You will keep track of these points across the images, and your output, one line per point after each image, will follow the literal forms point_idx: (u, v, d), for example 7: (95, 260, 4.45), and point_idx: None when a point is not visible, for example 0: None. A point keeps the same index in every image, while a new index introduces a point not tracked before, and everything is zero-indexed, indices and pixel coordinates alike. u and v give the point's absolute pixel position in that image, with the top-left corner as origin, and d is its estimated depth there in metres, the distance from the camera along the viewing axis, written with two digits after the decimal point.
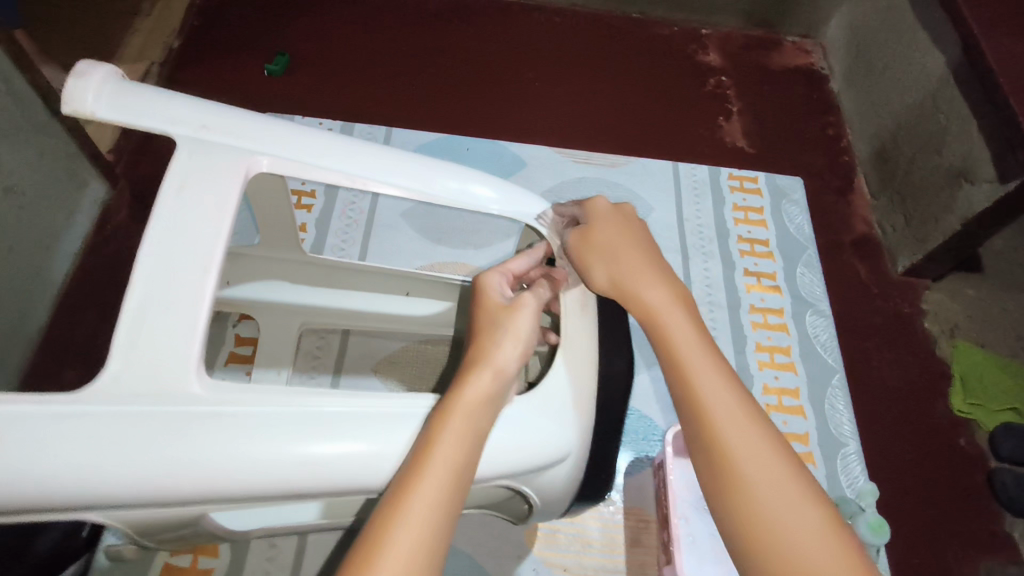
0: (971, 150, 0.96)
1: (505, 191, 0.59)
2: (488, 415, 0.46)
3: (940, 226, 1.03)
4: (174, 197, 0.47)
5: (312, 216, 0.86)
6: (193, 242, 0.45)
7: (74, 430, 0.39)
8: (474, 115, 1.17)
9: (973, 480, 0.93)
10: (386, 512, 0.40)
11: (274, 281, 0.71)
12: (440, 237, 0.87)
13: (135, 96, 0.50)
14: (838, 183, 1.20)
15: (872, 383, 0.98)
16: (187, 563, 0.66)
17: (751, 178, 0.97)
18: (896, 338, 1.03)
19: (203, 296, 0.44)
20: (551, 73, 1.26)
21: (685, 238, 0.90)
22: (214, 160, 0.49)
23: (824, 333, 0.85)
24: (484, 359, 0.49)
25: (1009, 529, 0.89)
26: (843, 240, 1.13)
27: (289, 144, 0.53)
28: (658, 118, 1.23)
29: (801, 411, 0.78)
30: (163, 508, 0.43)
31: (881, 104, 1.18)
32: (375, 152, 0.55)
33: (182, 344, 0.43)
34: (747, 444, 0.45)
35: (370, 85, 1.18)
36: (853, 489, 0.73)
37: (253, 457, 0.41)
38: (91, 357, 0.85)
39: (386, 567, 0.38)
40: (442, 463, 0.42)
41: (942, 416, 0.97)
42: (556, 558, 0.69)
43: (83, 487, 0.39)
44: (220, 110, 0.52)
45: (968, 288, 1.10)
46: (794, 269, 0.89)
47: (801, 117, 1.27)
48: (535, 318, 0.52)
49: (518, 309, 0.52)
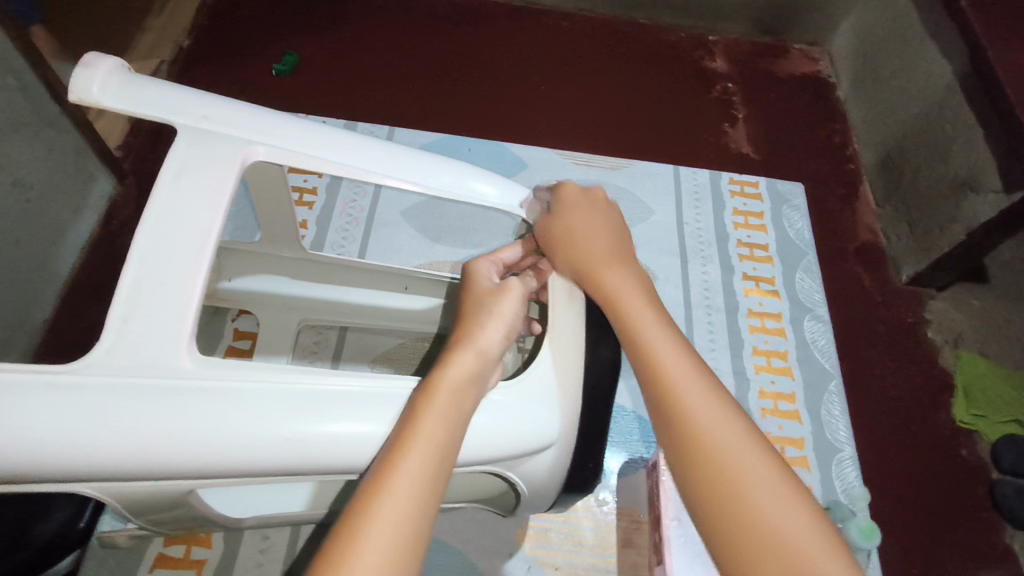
0: (977, 159, 0.96)
1: (503, 188, 0.60)
2: (473, 395, 0.47)
3: (944, 235, 1.02)
4: (171, 181, 0.47)
5: (312, 213, 0.86)
6: (190, 224, 0.46)
7: (65, 402, 0.40)
8: (479, 116, 1.18)
9: (973, 490, 0.92)
10: (369, 487, 0.41)
11: (273, 275, 0.72)
12: (440, 236, 0.87)
13: (140, 85, 0.51)
14: (841, 190, 1.20)
15: (872, 390, 0.98)
16: (180, 554, 0.66)
17: (752, 182, 0.98)
18: (897, 346, 1.03)
19: (196, 275, 0.45)
20: (557, 76, 1.26)
21: (685, 241, 0.90)
22: (213, 147, 0.50)
23: (822, 338, 0.84)
24: (470, 340, 0.49)
25: (1009, 541, 0.89)
26: (846, 247, 1.13)
27: (288, 136, 0.53)
28: (663, 123, 1.23)
29: (797, 416, 0.78)
30: (157, 486, 0.44)
31: (886, 112, 1.18)
32: (373, 146, 0.56)
33: (173, 323, 0.43)
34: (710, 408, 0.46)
35: (376, 86, 1.19)
36: (848, 494, 0.73)
37: (246, 440, 0.42)
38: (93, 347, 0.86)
39: (370, 544, 0.38)
40: (426, 440, 0.43)
41: (944, 425, 0.97)
42: (547, 556, 0.69)
43: (76, 461, 0.40)
44: (222, 102, 0.53)
45: (972, 298, 1.10)
46: (793, 274, 0.89)
47: (806, 124, 1.27)
48: (521, 303, 0.53)
49: (505, 293, 0.53)
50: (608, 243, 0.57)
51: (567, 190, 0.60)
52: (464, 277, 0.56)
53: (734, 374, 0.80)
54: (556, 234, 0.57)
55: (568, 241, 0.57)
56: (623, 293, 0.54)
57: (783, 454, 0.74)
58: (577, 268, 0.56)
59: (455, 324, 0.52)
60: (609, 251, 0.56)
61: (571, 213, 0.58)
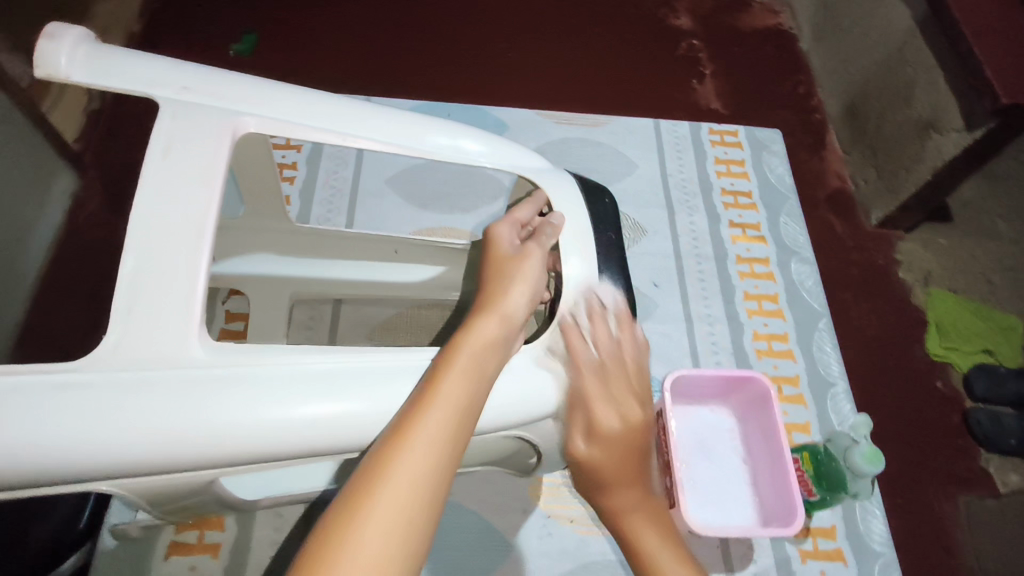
0: (938, 100, 0.97)
1: (493, 145, 0.60)
2: (497, 359, 0.48)
3: (911, 175, 1.05)
4: (160, 160, 0.46)
5: (294, 187, 0.85)
6: (183, 206, 0.45)
7: (75, 400, 0.39)
8: (450, 85, 1.16)
9: (951, 419, 0.96)
10: (392, 437, 0.41)
11: (260, 251, 0.70)
12: (426, 203, 0.86)
13: (111, 60, 0.50)
14: (810, 139, 1.22)
15: (851, 331, 1.01)
16: (193, 539, 0.65)
17: (731, 132, 0.98)
18: (873, 288, 1.06)
19: (199, 257, 0.44)
20: (523, 41, 1.25)
21: (670, 193, 0.91)
22: (199, 122, 0.48)
23: (810, 279, 0.86)
24: (493, 306, 0.50)
25: (985, 464, 0.93)
26: (818, 194, 1.15)
27: (270, 105, 0.52)
28: (634, 82, 1.23)
29: (791, 355, 0.80)
30: (182, 476, 0.44)
31: (849, 60, 1.20)
32: (360, 110, 0.55)
33: (180, 310, 0.42)
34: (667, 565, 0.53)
35: (341, 60, 1.16)
36: (845, 426, 0.75)
37: (261, 416, 0.42)
38: (73, 347, 0.82)
39: (390, 492, 0.39)
40: (448, 400, 0.43)
41: (918, 360, 1.00)
42: (561, 509, 0.70)
43: (84, 454, 0.39)
44: (202, 71, 0.52)
45: (939, 236, 1.13)
46: (777, 218, 0.91)
47: (772, 75, 1.29)
48: (542, 269, 0.54)
49: (526, 258, 0.54)
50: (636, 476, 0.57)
51: (608, 415, 0.55)
52: (485, 242, 0.57)
53: (727, 319, 0.82)
54: (586, 468, 0.56)
55: (597, 484, 0.57)
56: (642, 526, 0.55)
57: (779, 392, 0.77)
58: (601, 502, 0.57)
59: (479, 290, 0.53)
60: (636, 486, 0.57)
61: (600, 447, 0.55)
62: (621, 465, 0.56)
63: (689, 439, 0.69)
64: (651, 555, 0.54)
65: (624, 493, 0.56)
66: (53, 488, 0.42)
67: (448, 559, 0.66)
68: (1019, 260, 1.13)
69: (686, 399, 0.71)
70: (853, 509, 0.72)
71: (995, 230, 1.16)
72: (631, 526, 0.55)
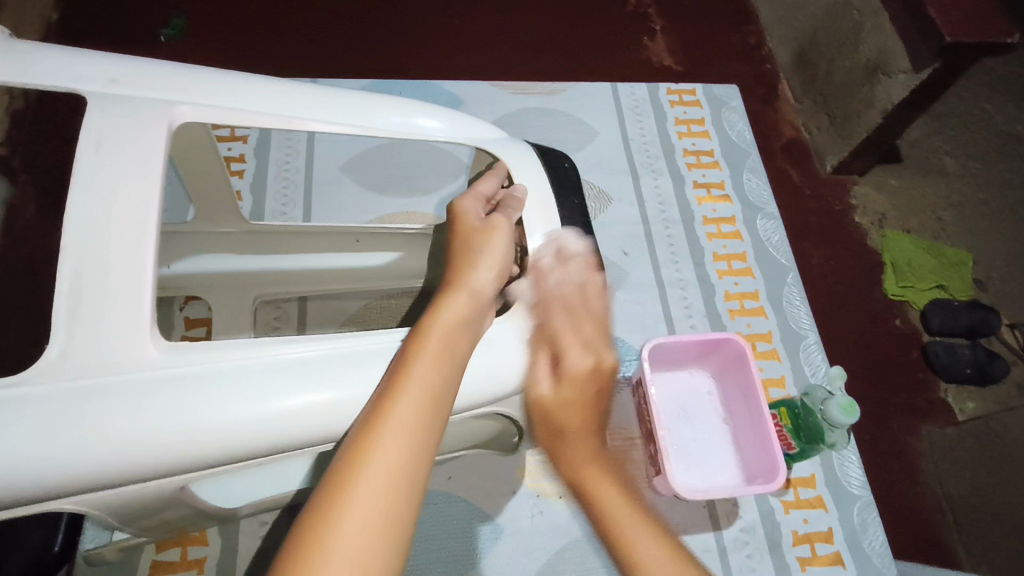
0: (885, 42, 0.97)
1: (449, 119, 0.57)
2: (467, 339, 0.46)
3: (862, 120, 1.05)
4: (90, 156, 0.43)
5: (245, 181, 0.81)
6: (121, 207, 0.42)
7: (27, 421, 0.37)
8: (397, 59, 1.11)
9: (913, 355, 0.99)
10: (365, 427, 0.40)
11: (213, 253, 0.67)
12: (385, 187, 0.83)
13: (30, 56, 0.46)
14: (763, 91, 1.21)
15: (814, 280, 1.03)
16: (176, 557, 0.64)
17: (689, 91, 0.98)
18: (833, 235, 1.08)
19: (143, 261, 0.41)
20: (470, 9, 1.20)
21: (633, 157, 0.90)
22: (132, 113, 0.45)
23: (775, 233, 0.87)
24: (461, 283, 0.50)
25: (943, 394, 0.97)
26: (773, 146, 1.15)
27: (208, 91, 0.49)
28: (587, 43, 1.20)
29: (762, 312, 0.81)
30: (151, 488, 0.43)
31: (797, 7, 1.19)
32: (304, 92, 0.52)
33: (127, 314, 0.40)
34: (613, 502, 0.52)
35: (280, 41, 1.10)
36: (818, 376, 0.77)
37: (230, 421, 0.40)
38: None
39: (363, 486, 0.37)
40: (418, 385, 0.42)
41: (878, 301, 1.03)
42: (548, 487, 0.70)
43: (46, 480, 0.37)
44: (133, 62, 0.48)
45: (890, 179, 1.15)
46: (741, 175, 0.91)
47: (722, 27, 1.27)
48: (510, 239, 0.53)
49: (492, 231, 0.53)
50: (591, 429, 0.58)
51: (576, 359, 0.55)
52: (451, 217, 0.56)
53: (698, 280, 0.82)
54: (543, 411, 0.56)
55: (555, 430, 0.57)
56: (598, 475, 0.55)
57: (754, 349, 0.78)
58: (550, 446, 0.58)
59: (448, 266, 0.53)
60: (592, 437, 0.57)
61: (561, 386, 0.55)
62: (575, 394, 0.56)
63: (669, 407, 0.70)
64: (608, 491, 0.53)
65: (578, 433, 0.57)
66: (19, 511, 0.40)
67: (439, 544, 0.66)
68: (967, 195, 1.16)
69: (664, 364, 0.71)
70: (830, 457, 0.75)
71: (943, 166, 1.18)
72: (583, 459, 0.56)
